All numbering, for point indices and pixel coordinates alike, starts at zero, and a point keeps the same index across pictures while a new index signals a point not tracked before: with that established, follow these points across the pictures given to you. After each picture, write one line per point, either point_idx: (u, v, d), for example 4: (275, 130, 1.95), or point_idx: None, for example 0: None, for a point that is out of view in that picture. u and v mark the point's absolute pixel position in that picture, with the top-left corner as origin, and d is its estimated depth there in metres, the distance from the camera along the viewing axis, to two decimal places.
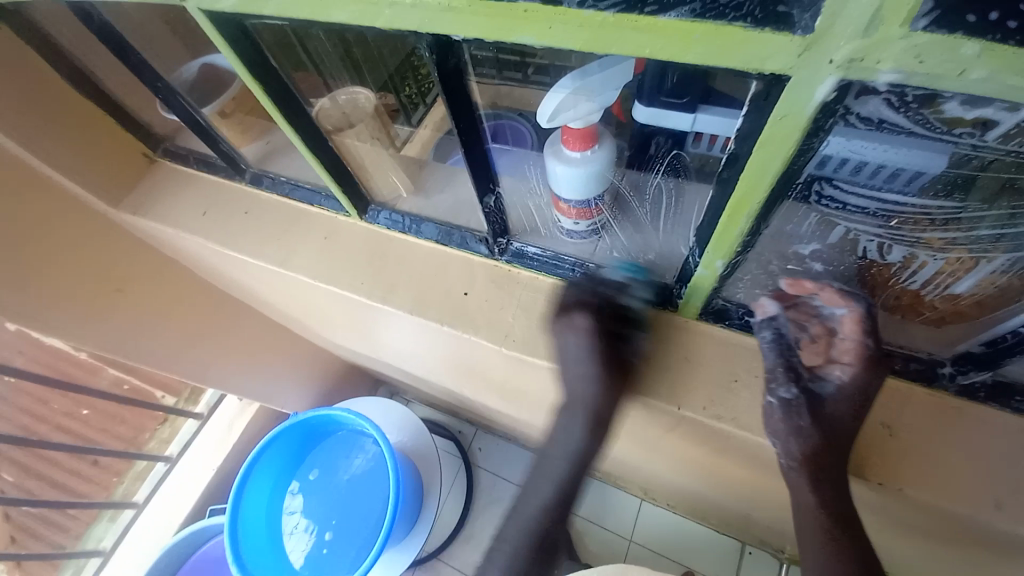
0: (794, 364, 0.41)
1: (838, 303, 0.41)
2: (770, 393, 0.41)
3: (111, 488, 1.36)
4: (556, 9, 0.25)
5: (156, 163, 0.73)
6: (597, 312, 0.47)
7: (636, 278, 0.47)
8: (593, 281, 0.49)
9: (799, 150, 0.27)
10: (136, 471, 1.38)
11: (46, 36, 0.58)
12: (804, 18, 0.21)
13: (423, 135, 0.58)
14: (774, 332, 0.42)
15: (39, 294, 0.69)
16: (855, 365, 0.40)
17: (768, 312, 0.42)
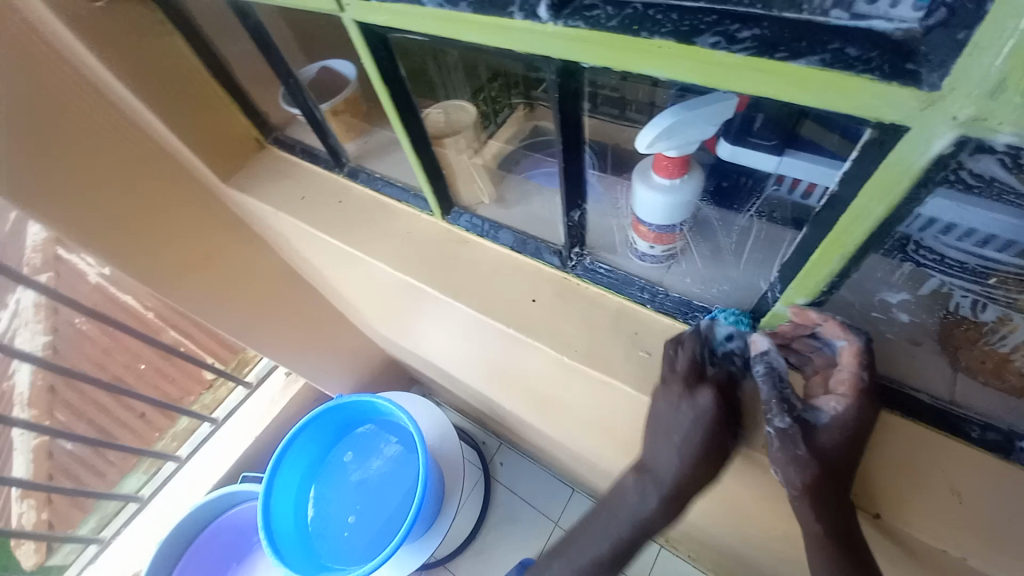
0: (788, 396, 0.41)
1: (839, 335, 0.39)
2: (767, 424, 0.41)
3: (151, 443, 1.47)
4: (686, 47, 0.27)
5: (264, 149, 0.81)
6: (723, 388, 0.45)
7: (745, 332, 0.45)
8: (701, 337, 0.46)
9: (905, 198, 0.28)
10: (176, 430, 1.49)
11: (194, 26, 0.65)
12: (932, 77, 0.22)
13: (494, 147, 0.64)
14: (767, 365, 0.41)
15: (143, 253, 0.77)
16: (851, 397, 0.39)
17: (760, 348, 0.42)
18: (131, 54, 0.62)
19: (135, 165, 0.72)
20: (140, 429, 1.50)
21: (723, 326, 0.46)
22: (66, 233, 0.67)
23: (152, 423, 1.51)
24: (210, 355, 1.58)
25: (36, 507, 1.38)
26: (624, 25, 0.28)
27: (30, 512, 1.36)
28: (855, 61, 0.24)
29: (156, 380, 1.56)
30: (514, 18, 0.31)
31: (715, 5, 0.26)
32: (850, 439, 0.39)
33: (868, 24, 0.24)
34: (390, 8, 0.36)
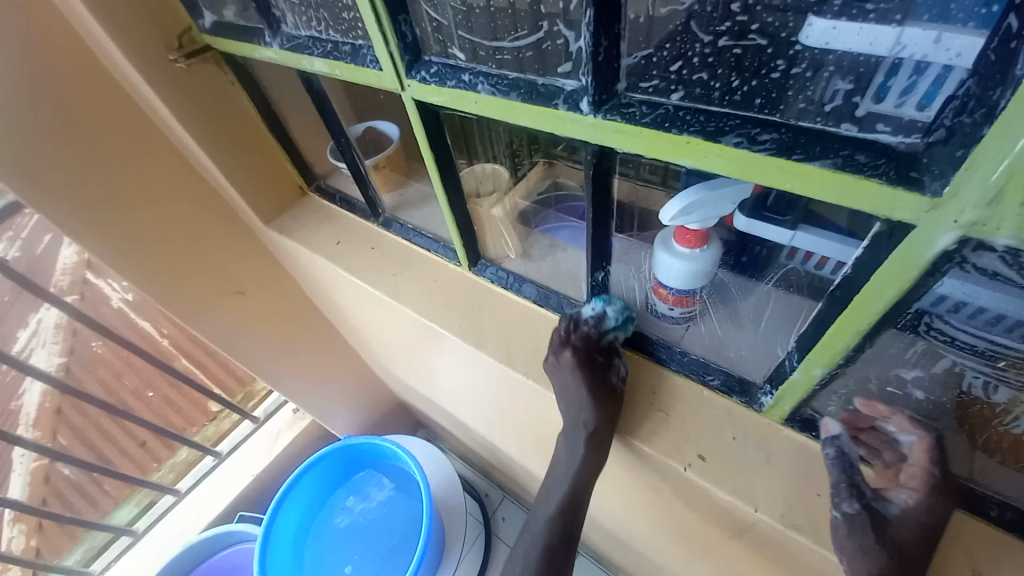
0: (857, 483, 0.42)
1: (909, 429, 0.41)
2: (836, 507, 0.41)
3: (148, 472, 1.45)
4: (713, 144, 0.30)
5: (306, 196, 0.87)
6: (584, 351, 0.53)
7: (605, 307, 0.54)
8: (572, 319, 0.55)
9: (914, 285, 0.31)
10: (173, 461, 1.46)
11: (259, 86, 0.72)
12: (933, 185, 0.25)
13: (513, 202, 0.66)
14: (838, 450, 0.43)
15: (182, 287, 0.82)
16: (924, 491, 0.40)
17: (830, 431, 0.43)
18: (198, 108, 0.69)
19: (177, 197, 0.77)
20: (139, 457, 1.48)
21: (584, 307, 0.55)
22: (100, 254, 0.70)
23: (152, 451, 1.50)
24: (218, 385, 1.57)
25: (27, 534, 1.36)
26: (657, 122, 0.32)
27: (19, 539, 1.34)
28: (864, 166, 0.27)
29: (163, 408, 1.56)
30: (559, 109, 0.35)
31: (737, 111, 0.30)
32: (920, 532, 0.40)
33: (875, 137, 0.27)
34: (449, 91, 0.41)
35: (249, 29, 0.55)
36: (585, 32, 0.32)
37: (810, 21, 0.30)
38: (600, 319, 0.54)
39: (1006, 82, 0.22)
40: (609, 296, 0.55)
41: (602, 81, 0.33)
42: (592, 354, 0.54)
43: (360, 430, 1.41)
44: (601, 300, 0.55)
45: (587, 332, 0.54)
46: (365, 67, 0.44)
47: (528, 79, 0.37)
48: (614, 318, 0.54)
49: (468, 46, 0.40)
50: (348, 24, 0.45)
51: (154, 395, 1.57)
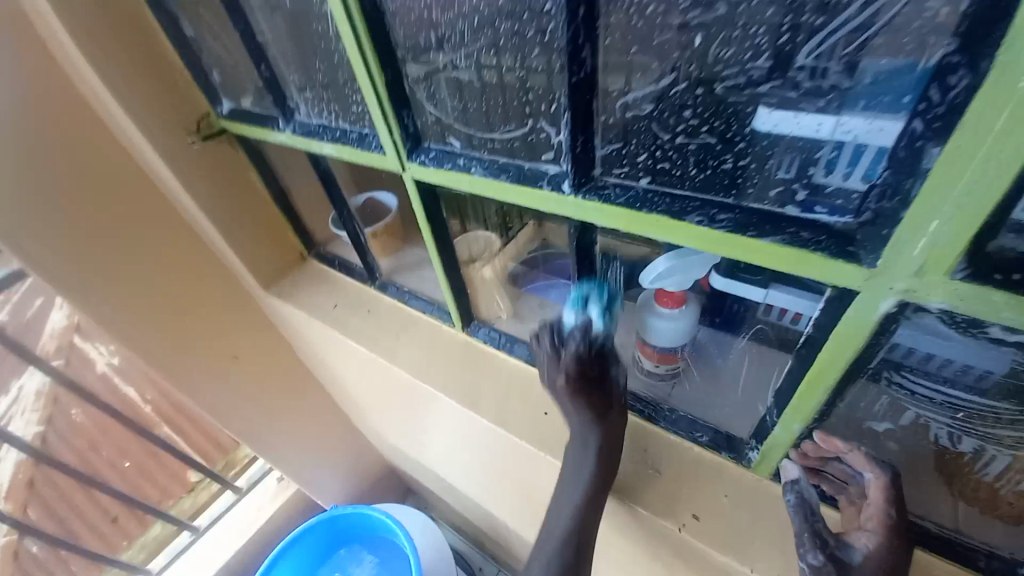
0: (820, 531, 0.41)
1: (866, 466, 0.41)
2: (802, 558, 0.41)
3: (117, 550, 1.36)
4: (679, 221, 0.35)
5: (305, 261, 0.91)
6: (579, 374, 0.49)
7: (584, 310, 0.50)
8: (555, 333, 0.51)
9: (869, 343, 0.34)
10: (145, 539, 1.40)
11: (268, 162, 0.77)
12: (869, 257, 0.29)
13: (500, 263, 0.69)
14: (798, 495, 0.42)
15: (179, 351, 0.83)
16: (881, 533, 0.40)
17: (790, 475, 0.43)
18: (208, 182, 0.74)
19: (181, 264, 0.80)
20: (109, 533, 1.40)
21: (566, 316, 0.51)
22: (99, 319, 0.72)
23: (123, 529, 1.41)
24: (199, 453, 1.51)
25: None
26: (629, 203, 0.36)
27: None
28: (809, 241, 0.31)
29: (138, 479, 1.48)
30: (543, 189, 0.40)
31: (698, 194, 0.34)
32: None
33: (816, 217, 0.31)
34: (446, 172, 0.46)
35: (264, 116, 0.61)
36: (564, 130, 0.37)
37: (764, 110, 0.33)
38: (585, 327, 0.49)
39: (916, 173, 0.25)
40: (586, 293, 0.51)
41: (580, 167, 0.38)
42: (589, 371, 0.49)
43: (347, 499, 1.35)
44: (579, 302, 0.51)
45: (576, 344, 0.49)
46: (370, 151, 0.50)
47: (516, 164, 0.42)
48: (598, 322, 0.50)
49: (463, 135, 0.45)
50: (356, 116, 0.50)
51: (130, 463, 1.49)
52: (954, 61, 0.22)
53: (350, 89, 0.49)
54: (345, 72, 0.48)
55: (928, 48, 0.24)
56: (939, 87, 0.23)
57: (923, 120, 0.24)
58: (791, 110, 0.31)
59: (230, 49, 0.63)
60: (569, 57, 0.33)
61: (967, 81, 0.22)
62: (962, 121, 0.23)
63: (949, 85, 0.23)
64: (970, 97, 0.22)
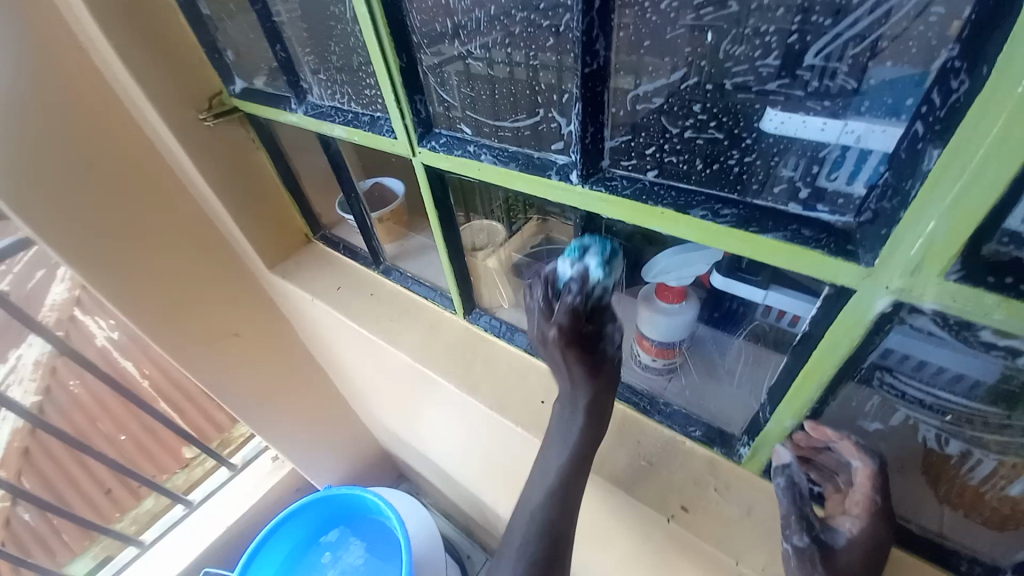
0: (807, 514, 0.43)
1: (854, 455, 0.42)
2: (787, 538, 0.43)
3: (110, 521, 1.38)
4: (683, 214, 0.35)
5: (310, 243, 0.92)
6: (572, 330, 0.45)
7: (582, 259, 0.44)
8: (548, 285, 0.46)
9: (863, 341, 0.35)
10: (137, 511, 1.42)
11: (277, 143, 0.78)
12: (867, 256, 0.30)
13: (504, 255, 0.69)
14: (788, 478, 0.44)
15: (181, 326, 0.84)
16: (866, 519, 0.41)
17: (780, 460, 0.45)
18: (218, 161, 0.74)
19: (187, 240, 0.81)
20: (104, 506, 1.41)
21: (561, 267, 0.45)
22: (108, 294, 0.73)
23: (118, 501, 1.43)
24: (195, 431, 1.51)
25: None
26: (636, 195, 0.37)
27: None
28: (809, 238, 0.31)
29: (133, 452, 1.48)
30: (551, 179, 0.41)
31: (703, 188, 0.35)
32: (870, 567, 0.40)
33: (816, 215, 0.32)
34: (455, 159, 0.46)
35: (277, 96, 0.62)
36: (574, 121, 0.38)
37: (771, 111, 0.33)
38: (583, 282, 0.43)
39: (916, 174, 0.26)
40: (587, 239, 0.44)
41: (588, 158, 0.38)
42: (584, 329, 0.45)
43: (343, 480, 1.37)
44: (577, 251, 0.44)
45: (570, 300, 0.44)
46: (381, 135, 0.50)
47: (525, 153, 0.42)
48: (597, 276, 0.43)
49: (474, 123, 0.46)
50: (369, 99, 0.51)
51: (126, 437, 1.48)
52: (956, 65, 0.23)
53: (364, 72, 0.49)
54: (361, 56, 0.49)
55: (931, 54, 0.25)
56: (941, 91, 0.24)
57: (924, 123, 0.25)
58: (804, 110, 0.31)
59: (246, 30, 0.63)
60: (583, 47, 0.33)
61: (968, 86, 0.23)
62: (961, 125, 0.23)
63: (951, 89, 0.23)
64: (970, 100, 0.23)
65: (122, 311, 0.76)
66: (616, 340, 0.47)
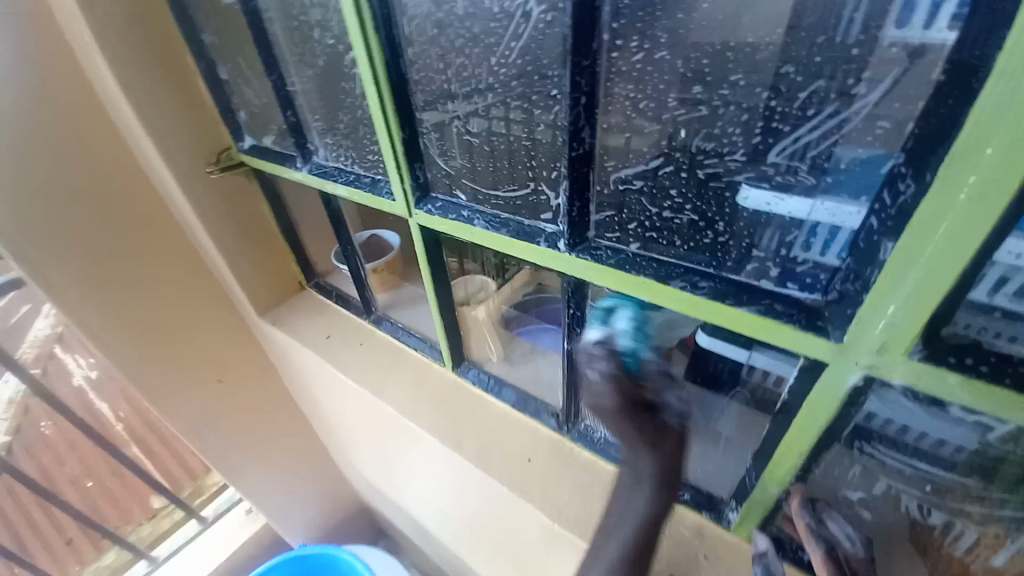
0: None
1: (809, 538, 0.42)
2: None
3: (67, 575, 1.28)
4: (664, 284, 0.37)
5: (304, 290, 0.93)
6: (621, 402, 0.41)
7: (609, 322, 0.44)
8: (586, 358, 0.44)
9: (840, 412, 0.36)
10: (98, 565, 1.31)
11: (280, 194, 0.80)
12: (837, 333, 0.31)
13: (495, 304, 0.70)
14: (763, 567, 0.45)
15: (163, 367, 0.84)
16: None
17: (758, 548, 0.47)
18: (220, 209, 0.77)
19: (183, 286, 0.83)
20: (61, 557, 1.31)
21: (590, 335, 0.44)
22: (96, 334, 0.74)
23: (77, 552, 1.33)
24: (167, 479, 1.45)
25: None
26: (620, 264, 0.39)
27: None
28: (782, 313, 0.33)
29: (99, 499, 1.40)
30: (541, 245, 0.43)
31: (683, 261, 0.37)
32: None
33: (788, 292, 0.33)
34: (450, 222, 0.49)
35: (283, 154, 0.65)
36: (562, 195, 0.40)
37: (743, 190, 0.35)
38: (613, 346, 0.42)
39: (874, 263, 0.28)
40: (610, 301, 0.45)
41: (576, 229, 0.41)
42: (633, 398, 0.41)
43: (319, 536, 1.31)
44: (604, 317, 0.45)
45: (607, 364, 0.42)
46: (381, 196, 0.53)
47: (517, 220, 0.45)
48: (624, 338, 0.42)
49: (468, 190, 0.49)
50: (372, 163, 0.54)
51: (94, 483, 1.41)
52: (902, 170, 0.26)
53: (369, 139, 0.52)
54: (367, 126, 0.52)
55: (893, 137, 0.27)
56: (891, 191, 0.26)
57: (878, 218, 0.27)
58: (778, 193, 0.34)
59: (259, 94, 0.67)
60: (570, 135, 0.37)
61: (914, 189, 0.25)
62: (911, 224, 0.26)
63: (900, 190, 0.26)
64: (916, 202, 0.25)
65: (107, 353, 0.76)
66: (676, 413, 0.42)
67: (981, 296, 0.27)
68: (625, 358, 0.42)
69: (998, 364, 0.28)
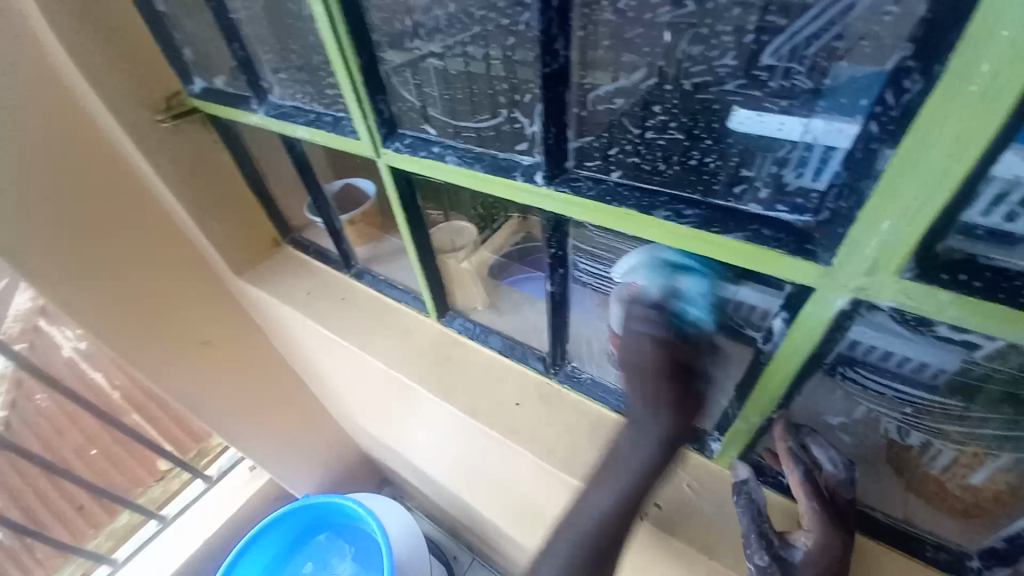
0: (766, 531, 0.43)
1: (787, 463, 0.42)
2: (748, 559, 0.43)
3: (83, 539, 1.32)
4: (647, 215, 0.35)
5: (280, 247, 0.89)
6: (652, 356, 0.37)
7: (669, 276, 0.39)
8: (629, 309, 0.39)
9: (824, 338, 0.35)
10: (113, 526, 1.36)
11: (241, 144, 0.75)
12: (826, 256, 0.30)
13: (484, 256, 0.68)
14: (746, 495, 0.46)
15: (145, 334, 0.81)
16: (817, 533, 0.40)
17: (741, 476, 0.48)
18: (179, 162, 0.72)
19: (155, 250, 0.78)
20: (73, 521, 1.34)
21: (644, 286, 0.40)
22: (64, 304, 0.70)
23: (89, 516, 1.37)
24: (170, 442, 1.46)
25: None
26: (601, 196, 0.37)
27: None
28: (770, 240, 0.31)
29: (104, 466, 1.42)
30: (517, 180, 0.40)
31: (667, 189, 0.35)
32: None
33: (777, 215, 0.32)
34: (420, 160, 0.45)
35: (238, 97, 0.60)
36: (537, 122, 0.37)
37: (735, 109, 0.33)
38: (669, 305, 0.38)
39: (871, 175, 0.26)
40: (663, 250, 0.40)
41: (553, 159, 0.38)
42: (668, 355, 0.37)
43: (323, 488, 1.34)
44: (665, 270, 0.40)
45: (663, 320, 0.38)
46: (344, 136, 0.49)
47: (490, 154, 0.42)
48: (687, 301, 0.38)
49: (438, 123, 0.45)
50: (331, 99, 0.50)
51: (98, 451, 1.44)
52: (908, 65, 0.23)
53: (325, 71, 0.48)
54: (320, 55, 0.47)
55: (886, 52, 0.25)
56: (894, 91, 0.24)
57: (878, 123, 0.25)
58: (764, 108, 0.31)
59: (202, 28, 0.60)
60: (542, 47, 0.33)
61: (921, 86, 0.23)
62: (914, 125, 0.23)
63: (903, 89, 0.23)
64: (922, 100, 0.23)
65: (79, 323, 0.72)
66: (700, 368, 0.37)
67: (974, 216, 0.26)
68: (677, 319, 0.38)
69: (992, 280, 0.26)
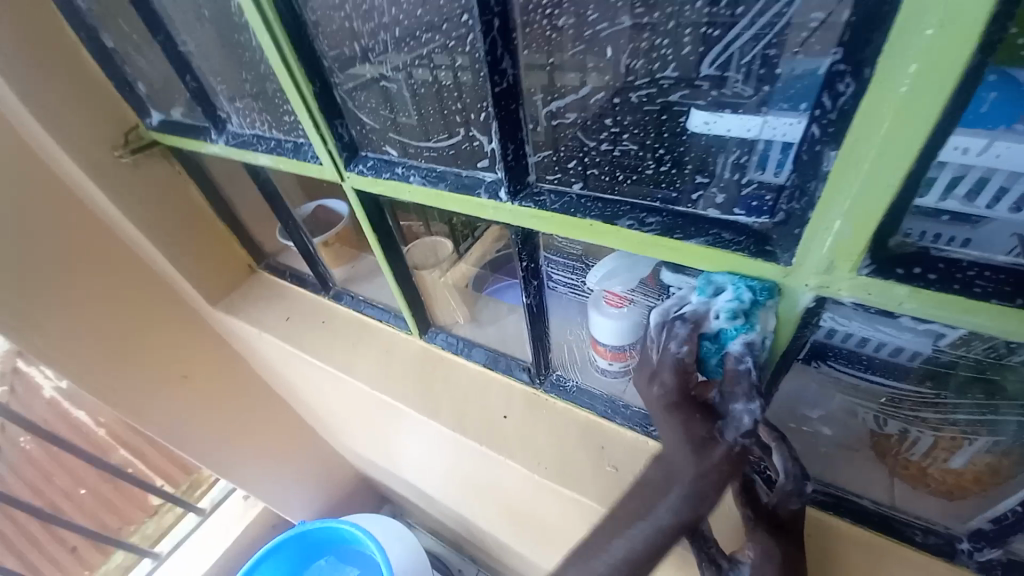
0: (714, 554, 0.42)
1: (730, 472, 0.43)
2: None
3: None
4: (610, 225, 0.35)
5: (255, 273, 0.88)
6: (677, 391, 0.34)
7: (713, 298, 0.32)
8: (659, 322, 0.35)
9: (794, 337, 0.35)
10: (108, 567, 1.32)
11: (206, 172, 0.74)
12: (785, 256, 0.30)
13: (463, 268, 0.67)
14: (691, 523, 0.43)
15: (119, 370, 0.78)
16: (757, 543, 0.40)
17: None
18: (143, 194, 0.70)
19: (123, 286, 0.76)
20: (68, 567, 1.31)
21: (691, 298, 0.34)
22: (29, 346, 0.68)
23: (84, 559, 1.33)
24: (161, 476, 1.42)
25: None
26: (564, 208, 0.36)
27: None
28: (730, 242, 0.31)
29: (96, 508, 1.38)
30: (481, 197, 0.40)
31: (627, 197, 0.35)
32: None
33: (735, 218, 0.31)
34: (384, 182, 0.45)
35: (196, 128, 0.59)
36: (494, 139, 0.37)
37: (693, 113, 0.34)
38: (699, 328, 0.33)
39: (818, 175, 0.26)
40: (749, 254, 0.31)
41: (514, 174, 0.38)
42: (695, 393, 0.34)
43: (321, 512, 1.32)
44: (708, 287, 0.33)
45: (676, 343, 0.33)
46: (306, 161, 0.48)
47: (453, 172, 0.41)
48: (722, 323, 0.32)
49: (399, 144, 0.45)
50: (289, 125, 0.49)
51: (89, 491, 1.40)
52: (840, 68, 0.23)
53: (279, 97, 0.48)
54: (273, 83, 0.47)
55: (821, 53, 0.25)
56: (830, 94, 0.24)
57: (819, 126, 0.25)
58: (716, 112, 0.33)
59: (153, 59, 0.59)
60: (490, 67, 0.33)
61: (854, 88, 0.23)
62: (853, 126, 0.24)
63: (838, 92, 0.23)
64: (858, 102, 0.23)
65: (45, 363, 0.70)
66: (745, 426, 0.32)
67: (931, 202, 0.27)
68: (708, 343, 0.33)
69: (946, 272, 0.26)
